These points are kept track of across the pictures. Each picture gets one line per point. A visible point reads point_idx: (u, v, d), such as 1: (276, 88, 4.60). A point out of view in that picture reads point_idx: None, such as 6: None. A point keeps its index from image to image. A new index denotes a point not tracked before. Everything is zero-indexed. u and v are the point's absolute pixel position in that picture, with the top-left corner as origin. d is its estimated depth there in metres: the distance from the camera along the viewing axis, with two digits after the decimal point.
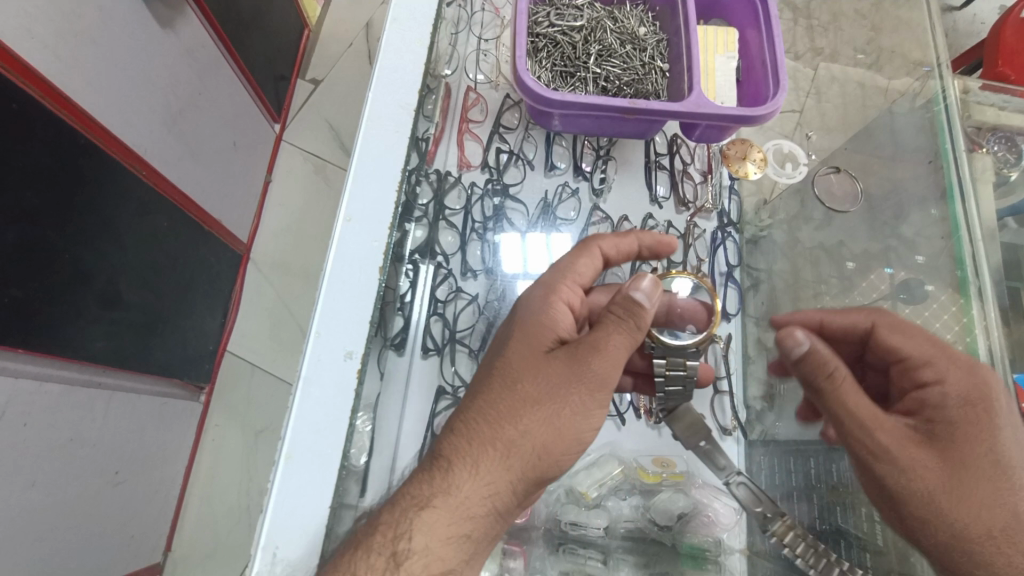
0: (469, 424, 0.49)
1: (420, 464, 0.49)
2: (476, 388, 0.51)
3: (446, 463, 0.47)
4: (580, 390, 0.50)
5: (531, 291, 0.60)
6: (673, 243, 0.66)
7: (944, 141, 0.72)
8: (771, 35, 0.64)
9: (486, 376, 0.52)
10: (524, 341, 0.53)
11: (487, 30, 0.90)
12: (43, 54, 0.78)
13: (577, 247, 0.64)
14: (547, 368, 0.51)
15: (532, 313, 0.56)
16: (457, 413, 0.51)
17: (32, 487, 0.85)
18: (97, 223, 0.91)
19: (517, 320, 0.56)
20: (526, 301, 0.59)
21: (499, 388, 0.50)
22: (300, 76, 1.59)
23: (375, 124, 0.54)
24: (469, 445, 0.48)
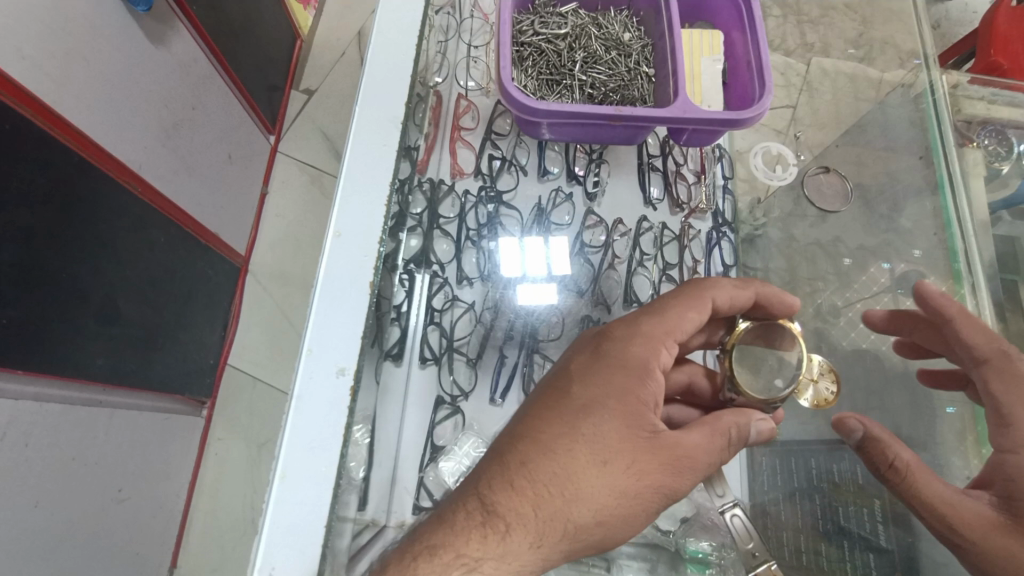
0: (535, 481, 0.44)
1: (465, 508, 0.43)
2: (547, 442, 0.46)
3: (504, 524, 0.42)
4: (666, 494, 0.47)
5: (628, 340, 0.52)
6: (796, 307, 0.59)
7: (933, 135, 0.75)
8: (756, 36, 0.64)
9: (549, 425, 0.47)
10: (614, 406, 0.48)
11: (476, 36, 0.90)
12: (34, 73, 0.78)
13: (687, 294, 0.56)
14: (644, 458, 0.46)
15: (628, 375, 0.50)
16: (518, 461, 0.45)
17: (36, 507, 0.85)
18: (93, 240, 0.91)
19: (608, 376, 0.50)
20: (623, 352, 0.52)
21: (581, 452, 0.46)
22: (293, 86, 1.60)
23: (361, 137, 0.53)
24: (537, 509, 0.43)
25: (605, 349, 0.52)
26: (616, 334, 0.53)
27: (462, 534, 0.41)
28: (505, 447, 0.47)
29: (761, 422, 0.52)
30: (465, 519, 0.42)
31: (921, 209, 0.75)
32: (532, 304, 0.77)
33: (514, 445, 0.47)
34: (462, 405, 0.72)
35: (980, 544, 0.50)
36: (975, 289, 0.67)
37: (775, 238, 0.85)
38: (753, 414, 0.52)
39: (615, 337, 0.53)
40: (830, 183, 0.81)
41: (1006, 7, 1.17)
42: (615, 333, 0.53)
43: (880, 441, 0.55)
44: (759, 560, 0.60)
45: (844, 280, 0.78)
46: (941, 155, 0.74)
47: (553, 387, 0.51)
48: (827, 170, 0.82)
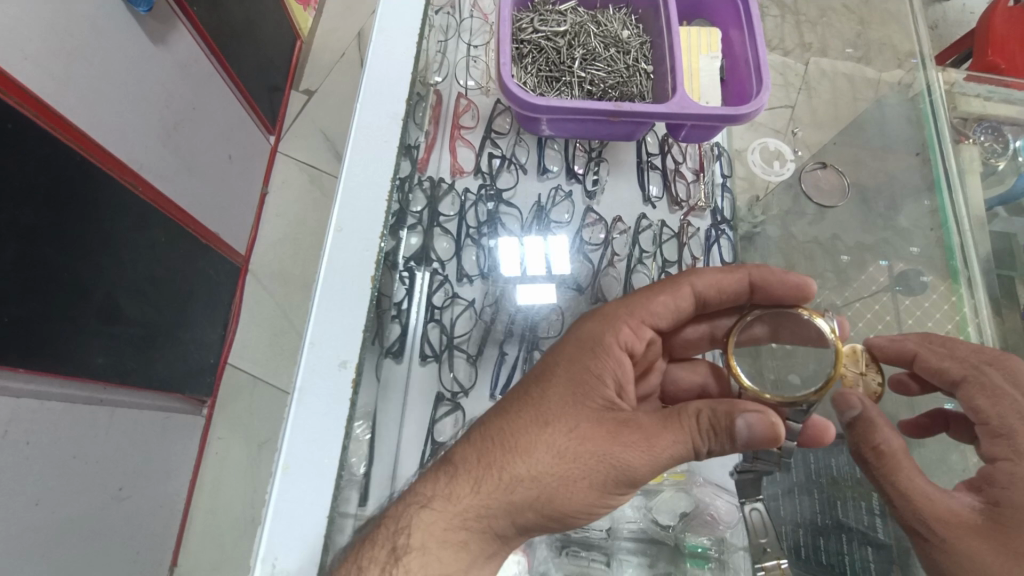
0: (484, 436, 0.47)
1: (432, 468, 0.47)
2: (504, 403, 0.49)
3: (450, 470, 0.45)
4: (620, 466, 0.44)
5: (594, 320, 0.55)
6: (811, 290, 0.56)
7: (931, 133, 0.75)
8: (754, 34, 0.65)
9: (514, 391, 0.51)
10: (564, 372, 0.50)
11: (476, 36, 0.90)
12: (36, 73, 0.79)
13: (665, 282, 0.60)
14: (589, 421, 0.46)
15: (581, 346, 0.52)
16: (480, 425, 0.48)
17: (37, 505, 0.85)
18: (94, 239, 0.92)
19: (566, 348, 0.53)
20: (584, 330, 0.54)
21: (526, 411, 0.47)
22: (294, 86, 1.60)
23: (363, 134, 0.53)
24: (480, 458, 0.45)
25: (573, 331, 0.55)
26: (587, 320, 0.57)
27: (420, 485, 0.45)
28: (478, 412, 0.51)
29: (750, 412, 0.44)
30: (433, 478, 0.45)
31: (919, 209, 0.75)
32: (534, 303, 0.77)
33: (487, 416, 0.50)
34: (463, 401, 0.72)
35: (951, 541, 0.46)
36: (970, 285, 0.69)
37: (773, 234, 0.85)
38: (736, 401, 0.45)
39: (583, 321, 0.57)
40: (828, 179, 0.80)
41: (1003, 7, 1.18)
42: (585, 319, 0.57)
43: (874, 423, 0.51)
44: (769, 556, 0.58)
45: (843, 278, 0.79)
46: (938, 154, 0.74)
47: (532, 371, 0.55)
48: (825, 165, 0.81)
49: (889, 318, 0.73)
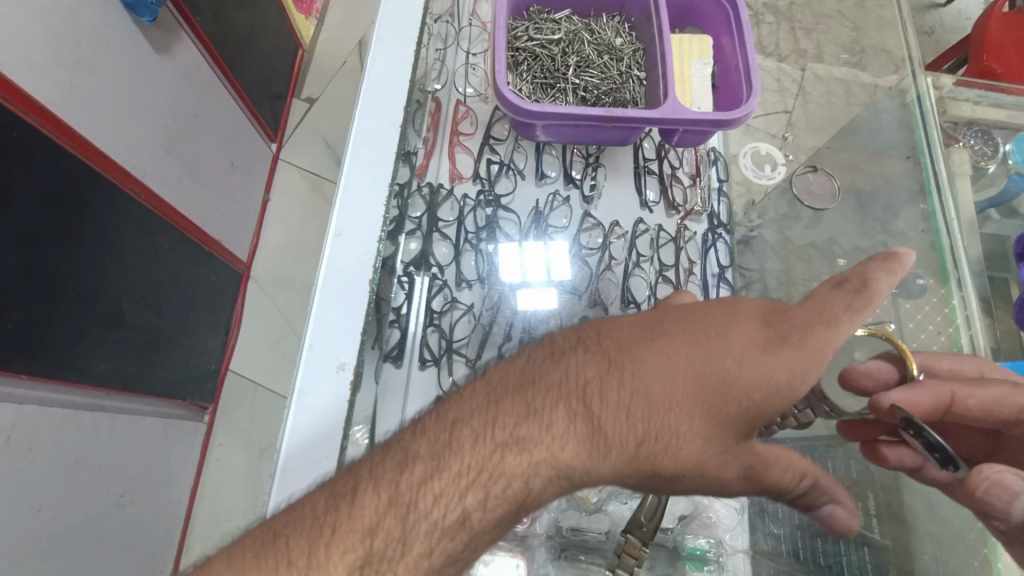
0: (649, 415, 0.39)
1: (562, 419, 0.38)
2: (679, 399, 0.40)
3: (605, 445, 0.39)
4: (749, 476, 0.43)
5: (807, 334, 0.41)
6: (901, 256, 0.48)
7: (920, 137, 0.77)
8: (744, 41, 0.65)
9: (694, 362, 0.40)
10: (760, 388, 0.40)
11: (474, 44, 0.92)
12: (42, 83, 0.80)
13: (858, 286, 0.43)
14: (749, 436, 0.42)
15: (793, 371, 0.41)
16: (634, 398, 0.39)
17: (39, 510, 0.85)
18: (98, 246, 0.93)
19: (772, 362, 0.40)
20: (790, 342, 0.41)
21: (702, 415, 0.40)
22: (296, 95, 1.62)
23: (361, 141, 0.55)
24: (640, 445, 0.39)
25: (783, 337, 0.41)
26: (794, 320, 0.42)
27: (562, 448, 0.38)
28: (636, 363, 0.40)
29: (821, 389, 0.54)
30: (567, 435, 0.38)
31: (915, 213, 0.76)
32: (532, 308, 0.76)
33: (645, 366, 0.40)
34: None
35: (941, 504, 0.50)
36: (961, 284, 0.68)
37: (770, 238, 0.87)
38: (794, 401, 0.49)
39: (794, 323, 0.42)
40: (819, 182, 0.82)
41: (998, 12, 1.19)
42: (794, 319, 0.42)
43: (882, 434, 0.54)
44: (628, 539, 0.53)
45: None
46: (927, 155, 0.75)
47: (693, 326, 0.42)
48: (815, 168, 0.84)
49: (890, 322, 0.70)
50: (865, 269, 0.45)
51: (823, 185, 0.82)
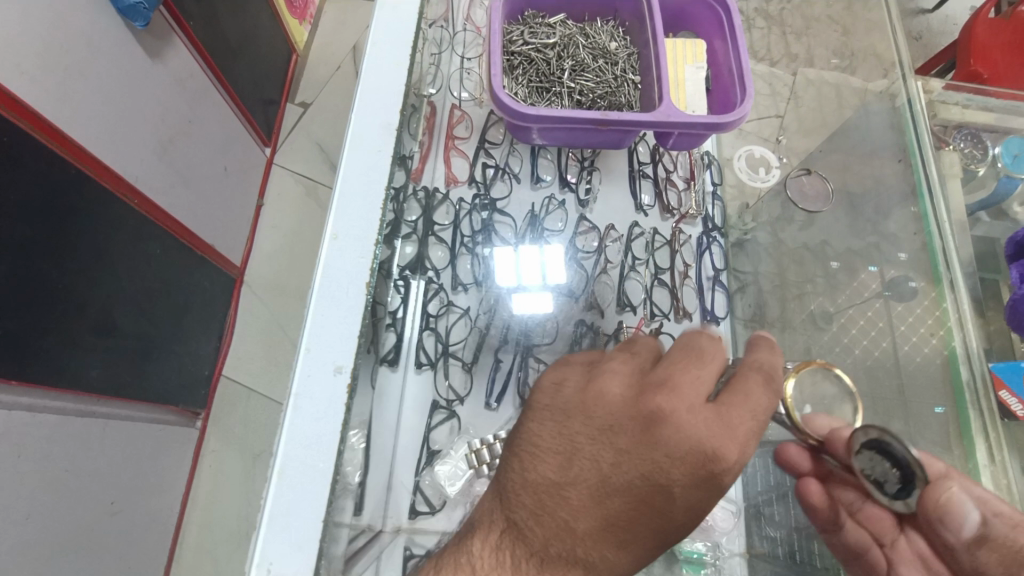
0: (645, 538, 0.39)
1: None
2: (636, 552, 0.39)
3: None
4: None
5: (736, 457, 0.38)
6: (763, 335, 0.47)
7: (910, 138, 0.76)
8: (737, 45, 0.66)
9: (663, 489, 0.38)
10: (702, 511, 0.40)
11: (469, 49, 0.92)
12: (33, 88, 0.79)
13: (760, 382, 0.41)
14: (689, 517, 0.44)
15: (724, 484, 0.39)
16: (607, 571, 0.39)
17: (28, 520, 0.84)
18: (89, 252, 0.92)
19: (708, 490, 0.38)
20: (722, 472, 0.38)
21: (659, 547, 0.40)
22: (289, 99, 1.62)
23: (357, 144, 0.54)
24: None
25: (714, 465, 0.38)
26: (721, 446, 0.38)
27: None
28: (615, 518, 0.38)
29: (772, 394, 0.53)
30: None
31: (906, 215, 0.75)
32: (527, 312, 0.76)
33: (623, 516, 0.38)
34: (458, 408, 0.73)
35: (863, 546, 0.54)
36: (953, 285, 0.67)
37: (764, 241, 0.88)
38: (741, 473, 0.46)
39: (724, 450, 0.38)
40: (812, 185, 0.83)
41: (985, 17, 1.20)
42: (723, 443, 0.38)
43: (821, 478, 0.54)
44: None
45: (833, 284, 0.80)
46: (919, 155, 0.74)
47: (628, 483, 0.38)
48: (808, 172, 0.84)
49: (883, 324, 0.72)
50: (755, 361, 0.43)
51: (816, 187, 0.84)
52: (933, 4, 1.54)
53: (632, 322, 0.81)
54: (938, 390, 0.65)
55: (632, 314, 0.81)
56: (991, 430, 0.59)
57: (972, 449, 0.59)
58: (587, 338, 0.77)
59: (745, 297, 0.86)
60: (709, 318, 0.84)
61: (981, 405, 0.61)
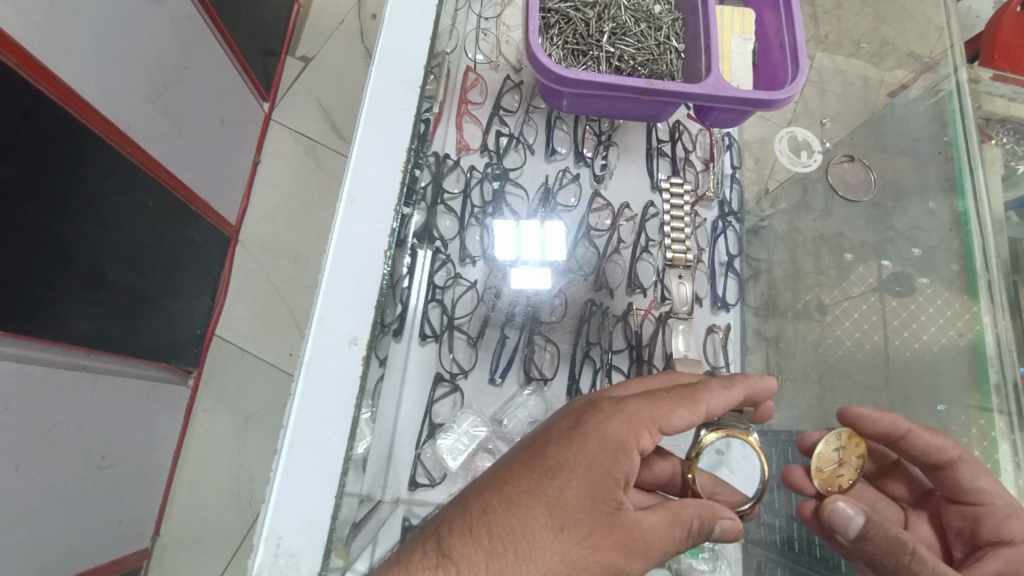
0: (521, 498, 0.42)
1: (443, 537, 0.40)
2: (511, 494, 0.42)
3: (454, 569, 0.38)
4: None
5: (608, 414, 0.45)
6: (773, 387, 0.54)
7: (956, 132, 0.77)
8: (789, 18, 0.63)
9: (555, 443, 0.44)
10: (585, 475, 0.43)
11: (486, 8, 0.88)
12: (19, 21, 0.74)
13: (685, 389, 0.49)
14: (600, 536, 0.42)
15: (605, 451, 0.44)
16: (480, 510, 0.41)
17: (16, 471, 0.83)
18: (79, 200, 0.88)
19: (584, 445, 0.44)
20: (595, 423, 0.45)
21: (541, 512, 0.41)
22: (289, 53, 1.55)
23: (377, 101, 0.51)
24: (490, 561, 0.39)
25: (588, 418, 0.46)
26: (603, 407, 0.47)
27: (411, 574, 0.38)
28: (512, 464, 0.44)
29: (726, 519, 0.47)
30: (419, 561, 0.39)
31: (923, 210, 0.79)
32: (524, 289, 0.75)
33: (512, 464, 0.44)
34: (461, 382, 0.71)
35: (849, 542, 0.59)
36: (989, 289, 0.70)
37: (779, 229, 0.86)
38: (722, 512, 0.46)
39: (599, 408, 0.46)
40: (853, 173, 0.83)
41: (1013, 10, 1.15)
42: (602, 404, 0.47)
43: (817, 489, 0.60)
44: None
45: (843, 273, 0.82)
46: (962, 152, 0.76)
47: (534, 434, 0.47)
48: (852, 158, 0.84)
49: (876, 319, 0.77)
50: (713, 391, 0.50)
51: (858, 175, 0.83)
52: None
53: (641, 305, 0.80)
54: (966, 390, 0.69)
55: (642, 296, 0.81)
56: (1016, 430, 0.64)
57: (995, 447, 0.65)
58: (596, 317, 0.77)
59: (758, 284, 0.84)
60: (719, 305, 0.82)
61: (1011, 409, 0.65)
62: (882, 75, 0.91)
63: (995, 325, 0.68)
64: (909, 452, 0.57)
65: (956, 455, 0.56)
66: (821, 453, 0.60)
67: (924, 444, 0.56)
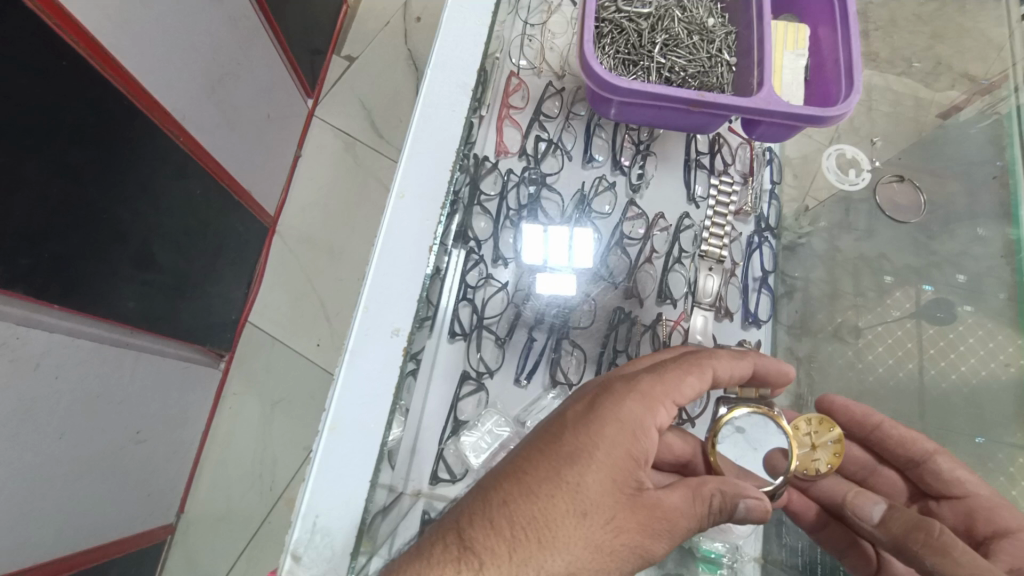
0: (541, 484, 0.42)
1: (466, 526, 0.41)
2: (530, 483, 0.42)
3: (477, 561, 0.39)
4: (643, 554, 0.43)
5: (621, 395, 0.47)
6: (792, 374, 0.58)
7: (1012, 155, 0.75)
8: (847, 35, 0.62)
9: (570, 428, 0.45)
10: (606, 459, 0.44)
11: (533, 15, 0.88)
12: (94, 13, 0.78)
13: (689, 360, 0.51)
14: (624, 519, 0.43)
15: (622, 431, 0.45)
16: (500, 500, 0.42)
17: (61, 438, 0.87)
18: (134, 184, 0.92)
19: (601, 428, 0.45)
20: (611, 406, 0.46)
21: (562, 502, 0.42)
22: (335, 52, 1.59)
23: (430, 102, 0.53)
24: (513, 552, 0.40)
25: (602, 402, 0.47)
26: (615, 388, 0.48)
27: (435, 565, 0.38)
28: (529, 451, 0.45)
29: (751, 497, 0.47)
30: (443, 554, 0.39)
31: (972, 236, 0.76)
32: (553, 294, 0.76)
33: (530, 451, 0.45)
34: (487, 381, 0.72)
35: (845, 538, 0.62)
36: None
37: (819, 248, 0.85)
38: (741, 487, 0.47)
39: (613, 389, 0.48)
40: (903, 194, 0.82)
41: None
42: (614, 385, 0.48)
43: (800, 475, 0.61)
44: None
45: (881, 295, 0.80)
46: (1019, 175, 0.74)
47: (548, 421, 0.48)
48: (902, 179, 0.83)
49: (912, 345, 0.75)
50: (716, 360, 0.52)
51: (907, 197, 0.82)
52: None
53: (670, 316, 0.80)
54: (1011, 425, 0.67)
55: (671, 307, 0.80)
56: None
57: None
58: (624, 325, 0.78)
59: (791, 302, 0.83)
60: (750, 320, 0.81)
61: None
62: (933, 96, 0.89)
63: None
64: (885, 443, 0.62)
65: (932, 446, 0.60)
66: (793, 438, 0.61)
67: (898, 433, 0.61)
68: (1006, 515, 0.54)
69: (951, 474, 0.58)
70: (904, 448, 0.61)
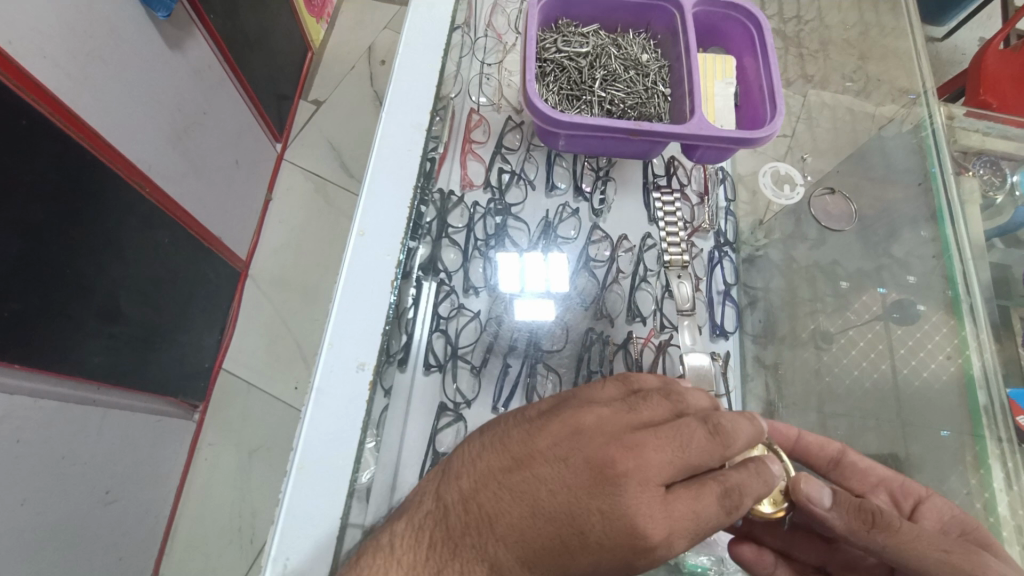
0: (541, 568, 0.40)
1: None
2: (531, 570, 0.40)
3: None
4: None
5: (643, 482, 0.39)
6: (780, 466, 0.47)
7: (933, 164, 0.81)
8: (768, 63, 0.68)
9: (590, 530, 0.39)
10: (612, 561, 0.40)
11: (489, 55, 0.92)
12: (54, 73, 0.79)
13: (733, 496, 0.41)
14: None
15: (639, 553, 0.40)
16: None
17: (22, 505, 0.82)
18: (99, 238, 0.92)
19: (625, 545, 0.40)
20: (626, 492, 0.39)
21: None
22: (303, 97, 1.63)
23: (386, 144, 0.55)
24: None
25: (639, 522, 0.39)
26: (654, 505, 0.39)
27: None
28: (536, 533, 0.40)
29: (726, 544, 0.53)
30: None
31: (916, 239, 0.81)
32: (530, 319, 0.77)
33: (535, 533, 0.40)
34: (465, 412, 0.73)
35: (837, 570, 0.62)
36: (972, 314, 0.73)
37: (776, 258, 0.90)
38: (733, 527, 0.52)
39: (654, 514, 0.39)
40: (835, 205, 0.85)
41: (995, 47, 1.20)
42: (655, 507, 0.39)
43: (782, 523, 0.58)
44: None
45: (841, 303, 0.84)
46: (940, 183, 0.79)
47: (563, 497, 0.40)
48: (833, 192, 0.86)
49: (882, 346, 0.79)
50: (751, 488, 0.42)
51: (839, 207, 0.85)
52: (943, 33, 1.56)
53: (641, 333, 0.82)
54: (961, 415, 0.70)
55: (642, 324, 0.82)
56: (1008, 455, 0.66)
57: (991, 474, 0.66)
58: (597, 346, 0.79)
59: (755, 312, 0.87)
60: (718, 332, 0.84)
61: (998, 435, 0.67)
62: (874, 111, 0.95)
63: (981, 355, 0.71)
64: (809, 450, 0.64)
65: (842, 444, 0.65)
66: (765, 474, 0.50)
67: (814, 438, 0.65)
68: (916, 486, 0.60)
69: (865, 466, 0.63)
70: (822, 448, 0.64)
